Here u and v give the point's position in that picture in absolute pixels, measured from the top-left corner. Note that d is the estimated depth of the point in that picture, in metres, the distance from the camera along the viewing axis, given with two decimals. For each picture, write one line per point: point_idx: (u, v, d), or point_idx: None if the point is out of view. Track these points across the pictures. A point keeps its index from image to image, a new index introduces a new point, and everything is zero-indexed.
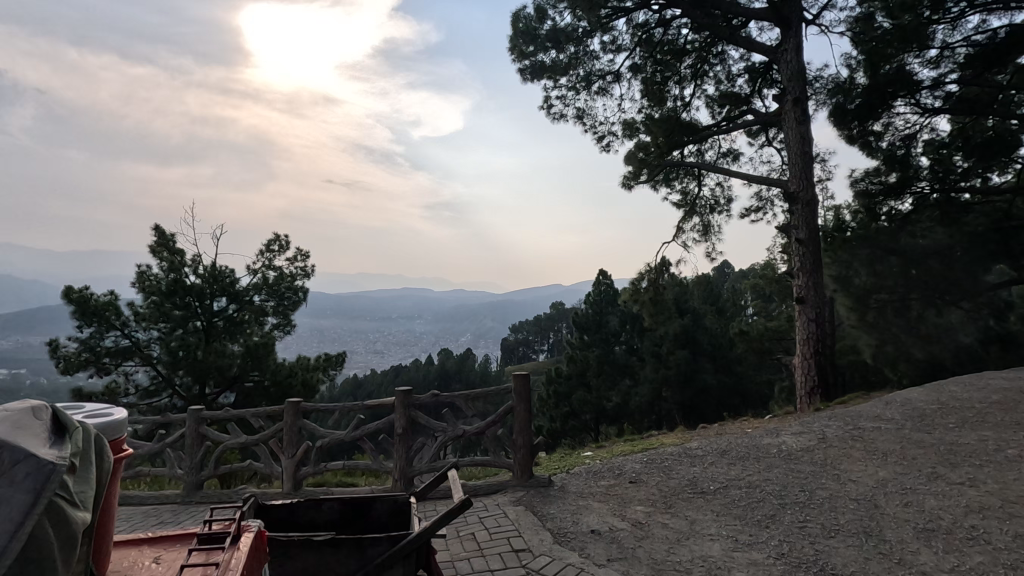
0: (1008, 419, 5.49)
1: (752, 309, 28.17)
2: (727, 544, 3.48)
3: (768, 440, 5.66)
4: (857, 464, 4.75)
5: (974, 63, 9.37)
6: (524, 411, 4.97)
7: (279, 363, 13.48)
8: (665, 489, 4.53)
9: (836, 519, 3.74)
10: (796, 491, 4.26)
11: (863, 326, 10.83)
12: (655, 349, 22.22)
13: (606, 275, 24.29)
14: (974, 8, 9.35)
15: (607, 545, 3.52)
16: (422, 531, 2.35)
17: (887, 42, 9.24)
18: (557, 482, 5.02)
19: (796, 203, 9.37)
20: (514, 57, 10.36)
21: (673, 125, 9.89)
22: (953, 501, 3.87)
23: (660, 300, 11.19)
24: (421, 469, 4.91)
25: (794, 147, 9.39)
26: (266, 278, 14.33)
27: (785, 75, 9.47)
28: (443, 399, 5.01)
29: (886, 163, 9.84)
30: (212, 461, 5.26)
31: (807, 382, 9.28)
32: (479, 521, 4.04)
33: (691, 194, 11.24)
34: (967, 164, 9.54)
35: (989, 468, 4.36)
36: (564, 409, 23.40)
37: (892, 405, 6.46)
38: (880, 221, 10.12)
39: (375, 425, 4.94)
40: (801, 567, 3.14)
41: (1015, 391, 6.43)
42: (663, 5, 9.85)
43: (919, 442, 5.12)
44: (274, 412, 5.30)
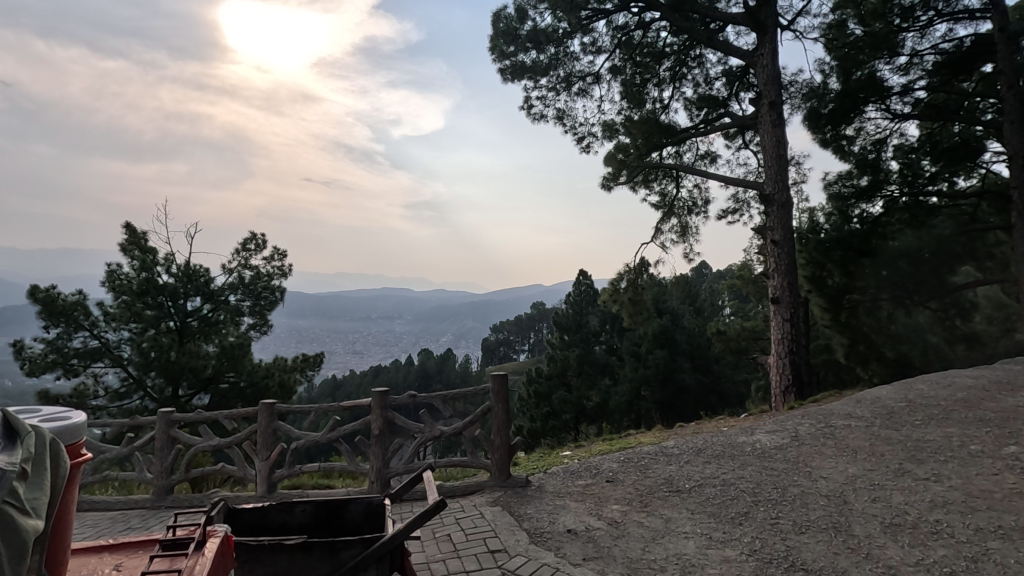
0: (971, 415, 5.67)
1: (729, 309, 28.72)
2: (702, 541, 3.52)
3: (743, 438, 5.74)
4: (828, 461, 4.85)
5: (942, 70, 9.61)
6: (502, 412, 4.98)
7: (256, 363, 13.28)
8: (642, 488, 4.56)
9: (806, 515, 3.81)
10: (769, 488, 4.32)
11: (836, 326, 11.07)
12: (635, 349, 22.46)
13: (587, 275, 24.41)
14: (941, 17, 9.62)
15: (583, 545, 3.53)
16: (397, 533, 2.34)
17: (858, 48, 9.48)
18: (535, 482, 5.02)
19: (772, 204, 9.52)
20: (494, 57, 10.36)
21: (652, 127, 9.98)
22: (920, 496, 3.97)
23: (639, 301, 11.29)
24: (398, 470, 4.87)
25: (769, 150, 9.56)
26: (242, 277, 14.09)
27: (761, 78, 9.63)
28: (421, 400, 4.98)
29: (858, 166, 10.10)
30: (183, 464, 5.13)
31: (782, 380, 9.45)
32: (456, 522, 4.03)
33: (670, 195, 11.34)
34: (935, 168, 9.79)
35: (952, 463, 4.49)
36: (544, 409, 23.46)
37: (863, 402, 6.62)
38: (853, 223, 10.20)
39: (352, 427, 4.87)
40: (772, 563, 3.18)
41: (978, 389, 6.64)
42: (643, 7, 9.97)
43: (888, 438, 5.26)
44: (248, 413, 5.19)
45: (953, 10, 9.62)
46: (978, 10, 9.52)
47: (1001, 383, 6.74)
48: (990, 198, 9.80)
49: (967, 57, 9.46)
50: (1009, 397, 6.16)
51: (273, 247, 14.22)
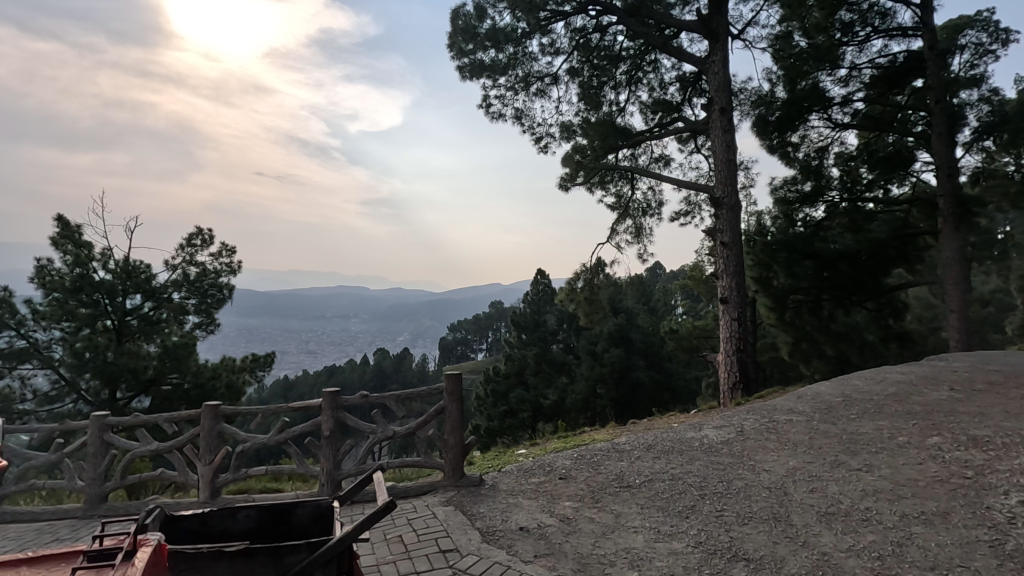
0: (900, 409, 6.03)
1: (682, 308, 29.65)
2: (650, 535, 3.60)
3: (691, 434, 5.92)
4: (770, 455, 5.05)
5: (878, 83, 10.21)
6: (456, 411, 4.96)
7: (202, 363, 12.74)
8: (593, 483, 4.64)
9: (749, 507, 3.96)
10: (716, 482, 4.47)
11: (781, 325, 11.57)
12: (591, 348, 22.81)
13: (545, 275, 24.64)
14: (878, 33, 10.21)
15: (535, 542, 3.55)
16: (344, 536, 2.28)
17: (803, 59, 9.92)
18: (488, 481, 5.01)
19: (721, 207, 9.84)
20: (452, 55, 10.30)
21: (609, 129, 10.14)
22: (852, 485, 4.20)
23: (595, 300, 11.46)
24: (349, 472, 4.77)
25: (720, 154, 9.88)
26: (186, 274, 13.47)
27: (712, 85, 9.94)
28: (373, 400, 4.90)
29: (803, 172, 10.68)
30: (118, 471, 4.86)
31: (730, 377, 9.78)
32: (407, 522, 3.98)
33: (625, 196, 11.56)
34: (872, 176, 10.50)
35: (882, 454, 4.77)
36: (501, 408, 23.60)
37: (804, 398, 6.94)
38: (797, 226, 10.82)
39: (301, 429, 4.74)
40: (716, 554, 3.30)
41: (907, 384, 7.08)
42: (600, 10, 10.12)
43: (826, 432, 5.53)
44: (190, 416, 4.97)
45: (887, 27, 10.22)
46: (910, 28, 10.13)
47: (926, 379, 7.23)
48: (920, 205, 10.45)
49: (901, 72, 10.09)
50: (933, 392, 6.59)
51: (221, 243, 13.72)
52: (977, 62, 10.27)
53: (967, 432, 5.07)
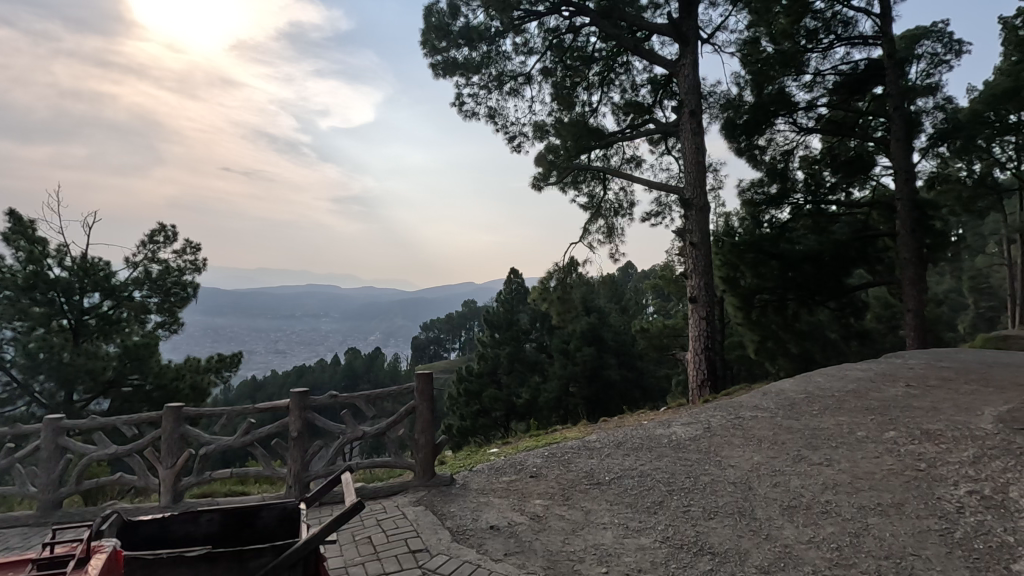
0: (859, 405, 6.25)
1: (653, 307, 30.11)
2: (619, 531, 3.65)
3: (660, 431, 6.02)
4: (735, 451, 5.17)
5: (841, 90, 10.58)
6: (427, 411, 4.93)
7: (164, 364, 12.37)
8: (564, 481, 4.68)
9: (714, 502, 4.05)
10: (683, 477, 4.56)
11: (748, 324, 11.84)
12: (564, 346, 22.98)
13: (517, 275, 24.72)
14: (841, 41, 10.52)
15: (505, 540, 3.56)
16: (310, 538, 2.23)
17: (770, 65, 10.20)
18: (459, 480, 4.99)
19: (691, 208, 10.02)
20: (425, 52, 10.23)
21: (581, 129, 10.22)
22: (813, 479, 4.33)
23: (567, 299, 11.52)
24: (317, 473, 4.68)
25: (689, 156, 10.05)
26: (148, 271, 13.04)
27: (683, 88, 10.09)
28: (343, 400, 4.83)
29: (769, 175, 11.05)
30: (74, 476, 4.68)
31: (698, 375, 9.96)
32: (376, 523, 3.94)
33: (597, 196, 11.66)
34: (834, 179, 10.97)
35: (842, 449, 4.93)
36: (474, 407, 23.58)
37: (769, 394, 7.14)
38: (763, 227, 11.16)
39: (268, 430, 4.64)
40: (682, 548, 3.36)
41: (867, 381, 7.33)
42: (573, 12, 10.19)
43: (789, 428, 5.69)
44: (151, 418, 4.82)
45: (850, 35, 10.54)
46: (871, 37, 10.49)
47: (883, 376, 7.50)
48: (880, 208, 10.85)
49: (861, 79, 10.46)
50: (890, 388, 6.85)
51: (185, 239, 13.34)
52: (933, 71, 10.69)
53: (921, 426, 5.29)
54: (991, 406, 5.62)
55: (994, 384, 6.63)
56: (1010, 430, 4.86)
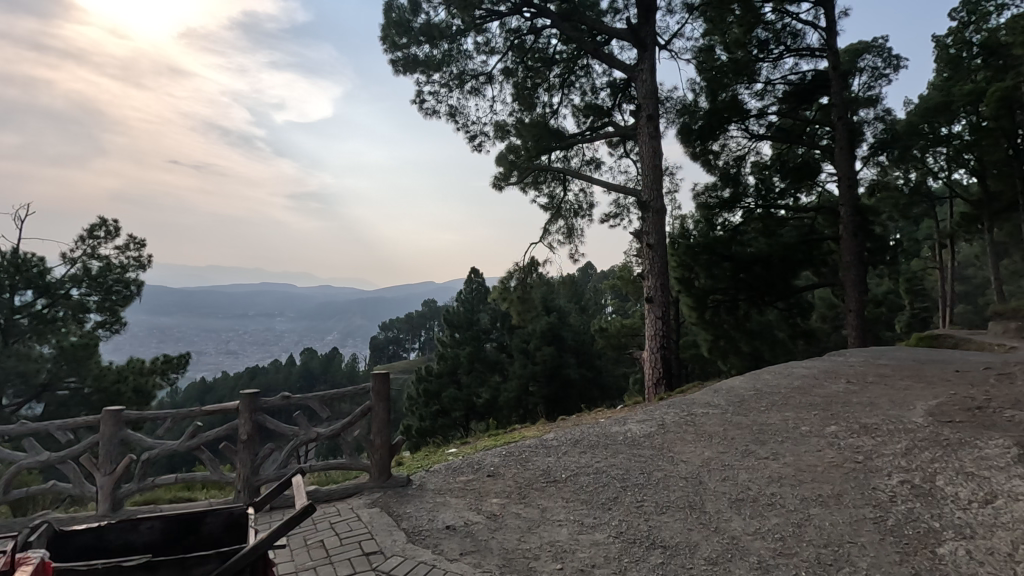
0: (804, 400, 6.54)
1: (612, 307, 30.64)
2: (574, 528, 3.69)
3: (616, 428, 6.14)
4: (687, 447, 5.32)
5: (789, 99, 11.07)
6: (384, 411, 4.85)
7: (105, 366, 11.77)
8: (521, 480, 4.70)
9: (667, 497, 4.16)
10: (637, 474, 4.66)
11: (702, 323, 12.18)
12: (524, 346, 23.11)
13: (478, 275, 24.72)
14: (790, 52, 10.94)
15: (461, 540, 3.55)
16: (258, 543, 2.15)
17: (724, 73, 10.67)
18: (416, 481, 4.94)
19: (648, 210, 10.23)
20: (385, 47, 10.09)
21: (542, 130, 10.30)
22: (760, 473, 4.50)
23: (527, 299, 11.58)
24: (268, 477, 4.55)
25: (646, 159, 10.27)
26: (87, 268, 12.34)
27: (641, 92, 10.30)
28: (295, 402, 4.70)
29: (722, 179, 11.48)
30: (2, 485, 4.39)
31: (654, 373, 10.19)
32: (329, 527, 3.86)
33: (558, 197, 11.78)
34: (783, 185, 11.46)
35: (787, 443, 5.14)
36: (433, 408, 23.42)
37: (720, 392, 7.38)
38: (716, 230, 11.52)
39: (215, 434, 4.47)
40: (636, 542, 3.43)
41: (811, 378, 7.66)
42: (534, 13, 10.24)
43: (738, 424, 5.90)
44: (89, 423, 4.57)
45: (798, 47, 10.97)
46: (817, 49, 10.98)
47: (826, 373, 7.86)
48: (825, 213, 11.36)
49: (809, 89, 10.94)
50: (832, 385, 7.19)
51: (127, 234, 12.73)
52: (874, 84, 11.28)
53: (859, 420, 5.57)
54: (922, 400, 5.99)
55: (925, 380, 7.05)
56: (938, 423, 5.18)
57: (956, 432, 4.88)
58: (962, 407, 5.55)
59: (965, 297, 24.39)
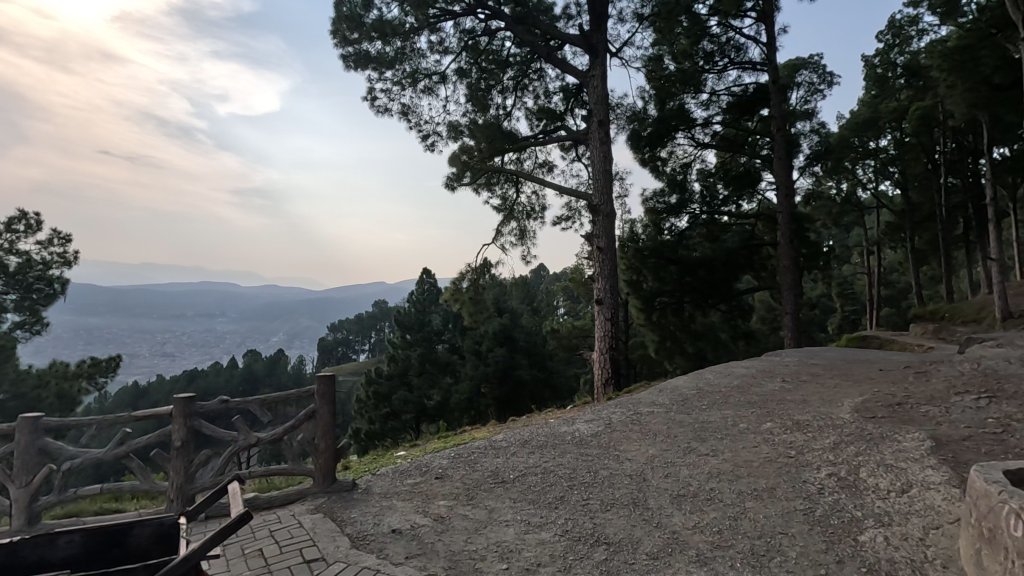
0: (743, 398, 6.84)
1: (564, 309, 31.09)
2: (521, 527, 3.72)
3: (565, 428, 6.22)
4: (633, 445, 5.46)
5: (732, 109, 11.55)
6: (328, 414, 4.74)
7: (23, 370, 10.93)
8: (469, 481, 4.69)
9: (612, 494, 4.25)
10: (584, 472, 4.74)
11: (649, 325, 12.52)
12: (476, 347, 23.06)
13: (430, 275, 24.50)
14: (734, 65, 11.41)
15: (407, 543, 3.51)
16: (189, 554, 2.05)
17: (672, 82, 11.04)
18: (362, 485, 4.85)
19: (598, 214, 10.43)
20: (336, 42, 9.86)
21: (495, 131, 10.33)
22: (701, 469, 4.67)
23: (479, 301, 11.53)
24: (204, 485, 4.34)
25: (598, 163, 10.46)
26: (4, 264, 11.44)
27: (592, 97, 10.48)
28: (234, 406, 4.51)
29: (669, 186, 11.86)
30: None
31: (603, 374, 10.38)
32: (269, 535, 3.73)
33: (510, 199, 11.84)
34: (726, 192, 11.95)
35: (726, 440, 5.36)
36: (383, 410, 23.03)
37: (665, 391, 7.60)
38: (664, 234, 11.92)
39: (146, 440, 4.23)
40: (580, 540, 3.50)
41: (750, 377, 8.01)
42: (489, 15, 10.27)
43: (681, 422, 6.10)
44: (3, 431, 4.23)
45: (741, 60, 11.44)
46: (759, 63, 11.51)
47: (763, 373, 8.24)
48: (764, 220, 11.90)
49: (751, 101, 11.46)
50: (768, 383, 7.56)
51: (51, 228, 11.90)
52: (810, 99, 11.94)
53: (792, 417, 5.87)
54: (849, 398, 6.37)
55: (852, 378, 7.51)
56: (863, 418, 5.53)
57: (878, 427, 5.22)
58: (885, 404, 5.94)
59: (890, 301, 26.09)
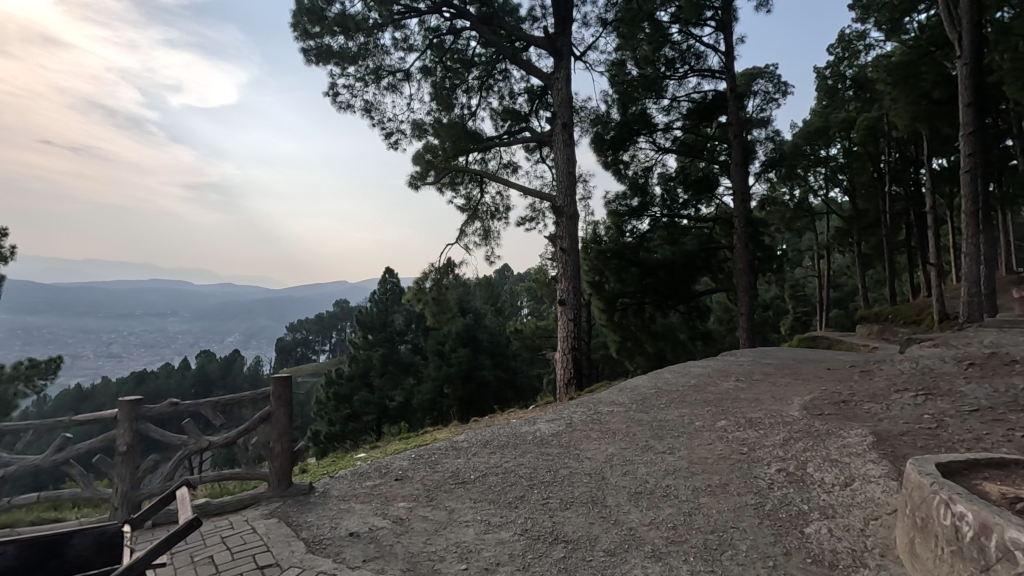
0: (699, 397, 7.03)
1: (528, 309, 31.29)
2: (480, 528, 3.73)
3: (526, 428, 6.25)
4: (593, 444, 5.54)
5: (692, 115, 11.86)
6: (284, 417, 4.62)
7: None
8: (429, 482, 4.67)
9: (571, 493, 4.30)
10: (543, 472, 4.78)
11: (611, 325, 12.71)
12: (439, 348, 22.93)
13: (393, 275, 24.20)
14: (694, 72, 11.71)
15: (364, 546, 3.47)
16: (132, 564, 1.96)
17: (634, 87, 11.25)
18: (319, 488, 4.75)
19: (562, 215, 10.53)
20: (296, 35, 9.62)
21: (459, 131, 10.29)
22: (658, 467, 4.78)
23: (442, 301, 11.47)
24: (151, 491, 4.17)
25: (561, 165, 10.56)
26: None
27: (556, 100, 10.58)
28: (184, 408, 4.35)
29: (630, 189, 12.08)
30: None
31: (565, 374, 10.47)
32: (220, 541, 3.61)
33: (474, 199, 11.82)
34: (686, 196, 12.26)
35: (682, 438, 5.49)
36: (344, 412, 22.58)
37: (625, 390, 7.74)
38: (625, 236, 12.14)
39: (88, 445, 4.02)
40: (539, 539, 3.52)
41: (706, 376, 8.25)
42: (453, 14, 10.24)
43: (640, 420, 6.22)
44: None
45: (700, 67, 11.74)
46: (717, 71, 11.85)
47: (718, 372, 8.49)
48: (721, 223, 12.27)
49: (709, 108, 11.79)
50: (723, 382, 7.80)
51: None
52: (765, 107, 12.36)
53: (746, 415, 6.08)
54: (798, 396, 6.63)
55: (801, 377, 7.81)
56: (811, 416, 5.77)
57: (825, 424, 5.45)
58: (831, 401, 6.21)
59: (838, 302, 27.28)
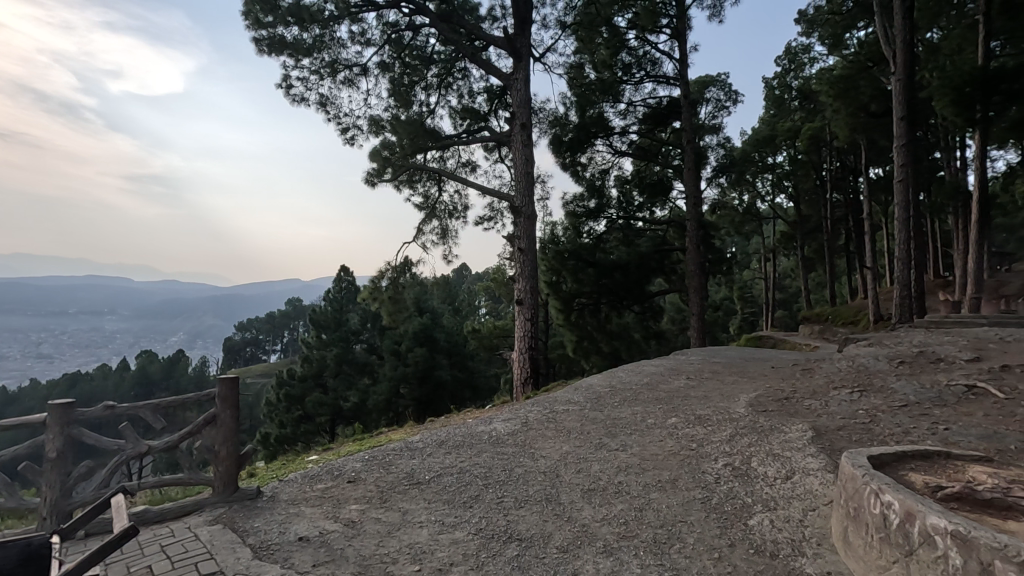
0: (652, 396, 7.20)
1: (485, 309, 31.28)
2: (434, 528, 3.70)
3: (482, 428, 6.24)
4: (548, 442, 5.59)
5: (647, 120, 12.14)
6: (231, 420, 4.46)
7: None
8: (383, 484, 4.60)
9: (526, 491, 4.33)
10: (498, 471, 4.79)
11: (567, 325, 12.86)
12: (395, 347, 22.63)
13: (349, 274, 23.70)
14: (649, 77, 11.99)
15: (314, 550, 3.39)
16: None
17: (592, 90, 11.42)
18: (267, 492, 4.61)
19: (520, 215, 10.57)
20: (248, 23, 9.28)
21: (417, 129, 10.19)
22: (610, 464, 4.87)
23: (399, 300, 11.32)
24: (84, 499, 3.93)
25: (519, 165, 10.61)
26: None
27: (515, 100, 10.63)
28: (122, 411, 4.14)
29: (588, 190, 12.25)
30: None
31: (522, 373, 10.52)
32: (159, 550, 3.45)
33: (432, 198, 11.72)
34: (641, 199, 12.54)
35: (634, 435, 5.62)
36: (295, 413, 21.97)
37: (580, 389, 7.86)
38: (582, 237, 12.32)
39: (13, 452, 3.76)
40: (493, 538, 3.53)
41: (658, 375, 8.46)
42: (412, 10, 10.13)
43: (594, 419, 6.33)
44: None
45: (656, 73, 12.03)
46: (672, 78, 12.17)
47: (670, 371, 8.72)
48: (675, 226, 12.61)
49: (664, 113, 12.09)
50: (674, 380, 8.03)
51: None
52: (717, 114, 12.79)
53: (695, 412, 6.27)
54: (744, 393, 6.90)
55: (747, 375, 8.12)
56: (756, 412, 6.01)
57: (768, 420, 5.69)
58: (775, 398, 6.48)
59: (783, 304, 28.51)
